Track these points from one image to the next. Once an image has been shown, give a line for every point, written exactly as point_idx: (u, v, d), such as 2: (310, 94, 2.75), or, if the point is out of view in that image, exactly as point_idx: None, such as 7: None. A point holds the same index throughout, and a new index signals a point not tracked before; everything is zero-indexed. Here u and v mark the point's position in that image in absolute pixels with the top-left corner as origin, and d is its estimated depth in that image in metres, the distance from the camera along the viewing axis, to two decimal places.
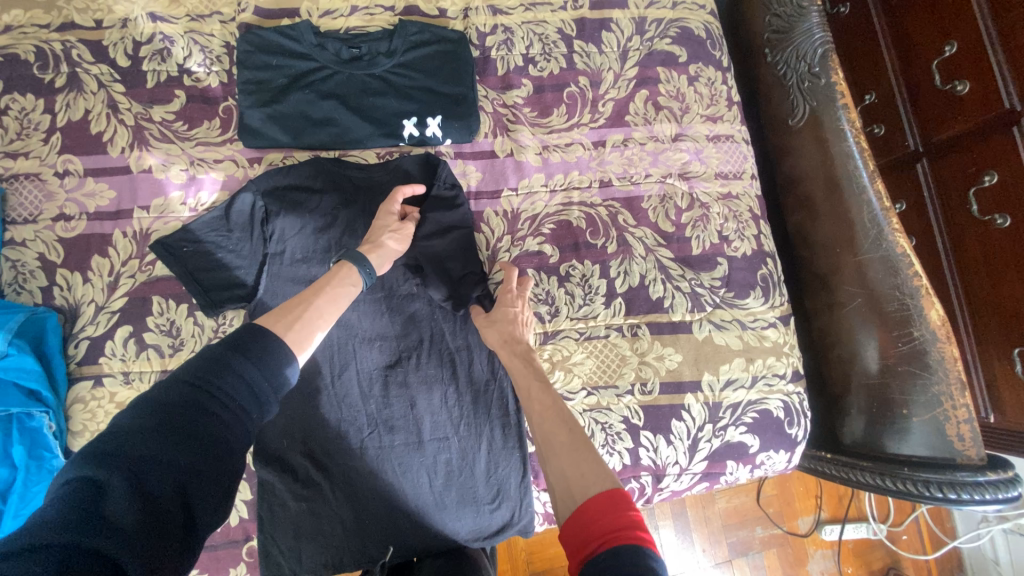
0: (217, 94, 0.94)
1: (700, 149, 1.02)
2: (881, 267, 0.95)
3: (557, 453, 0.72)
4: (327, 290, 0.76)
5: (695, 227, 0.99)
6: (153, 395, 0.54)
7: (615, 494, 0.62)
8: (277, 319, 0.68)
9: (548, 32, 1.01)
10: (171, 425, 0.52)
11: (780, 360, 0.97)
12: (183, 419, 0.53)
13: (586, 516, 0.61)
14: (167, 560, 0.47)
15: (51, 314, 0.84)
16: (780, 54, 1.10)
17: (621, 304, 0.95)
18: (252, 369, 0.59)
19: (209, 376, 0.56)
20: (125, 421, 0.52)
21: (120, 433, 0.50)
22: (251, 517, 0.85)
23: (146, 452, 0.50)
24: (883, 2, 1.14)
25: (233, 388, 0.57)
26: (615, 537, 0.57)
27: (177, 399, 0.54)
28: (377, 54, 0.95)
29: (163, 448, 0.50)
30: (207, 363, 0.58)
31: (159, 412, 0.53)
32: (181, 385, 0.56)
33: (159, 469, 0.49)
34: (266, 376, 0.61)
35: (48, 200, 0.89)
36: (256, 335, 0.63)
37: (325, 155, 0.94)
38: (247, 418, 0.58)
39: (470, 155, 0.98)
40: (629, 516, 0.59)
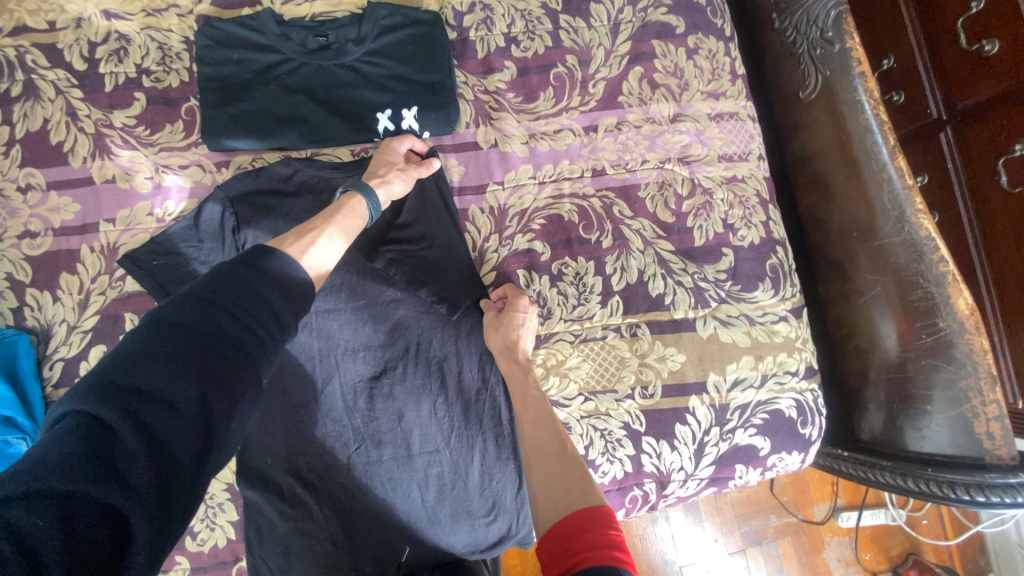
0: (179, 94, 0.88)
1: (702, 129, 0.93)
2: (903, 252, 0.87)
3: (548, 477, 0.67)
4: (339, 221, 0.71)
5: (698, 215, 0.91)
6: (160, 316, 0.48)
7: (605, 512, 0.58)
8: (290, 246, 0.63)
9: (531, 8, 0.93)
10: (182, 348, 0.46)
11: (792, 356, 0.91)
12: (196, 341, 0.47)
13: (569, 530, 0.56)
14: (177, 506, 0.42)
15: (22, 336, 0.81)
16: (789, 20, 1.00)
17: (618, 302, 0.88)
18: (271, 292, 0.54)
19: (228, 298, 0.51)
20: (130, 344, 0.46)
21: (125, 357, 0.44)
22: (239, 537, 0.82)
23: (157, 384, 0.44)
24: None
25: (253, 312, 0.52)
26: (598, 552, 0.52)
27: (189, 320, 0.48)
28: (346, 42, 0.88)
29: (174, 373, 0.45)
30: (220, 282, 0.52)
31: (174, 336, 0.47)
32: (193, 304, 0.50)
33: (170, 403, 0.43)
34: (286, 301, 0.56)
35: (12, 216, 0.85)
36: (273, 259, 0.57)
37: (297, 156, 0.88)
38: (270, 345, 0.53)
39: (451, 147, 0.91)
40: (617, 535, 0.54)
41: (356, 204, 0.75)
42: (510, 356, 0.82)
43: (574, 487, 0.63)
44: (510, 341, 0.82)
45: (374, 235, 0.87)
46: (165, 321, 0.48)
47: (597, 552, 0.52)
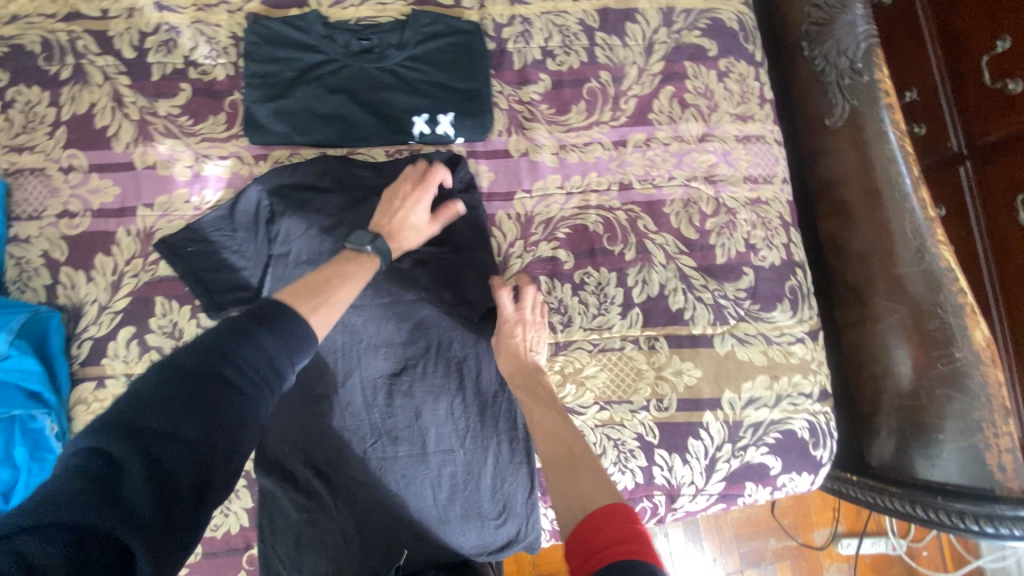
0: (223, 87, 0.91)
1: (729, 150, 0.95)
2: (922, 281, 0.90)
3: (562, 484, 0.68)
4: (352, 278, 0.75)
5: (721, 234, 0.92)
6: (173, 361, 0.54)
7: (620, 508, 0.59)
8: (304, 297, 0.67)
9: (569, 23, 0.96)
10: (188, 392, 0.52)
11: (807, 378, 0.92)
12: (200, 386, 0.53)
13: (586, 533, 0.57)
14: (177, 535, 0.47)
15: (54, 313, 0.82)
16: (818, 48, 1.02)
17: (638, 314, 0.90)
18: (271, 342, 0.59)
19: (227, 347, 0.56)
20: (145, 386, 0.52)
21: (140, 398, 0.51)
22: (252, 525, 0.83)
23: (161, 425, 0.50)
24: None
25: (254, 360, 0.57)
26: (615, 550, 0.53)
27: (196, 366, 0.54)
28: (388, 47, 0.91)
29: (180, 413, 0.50)
30: (227, 332, 0.58)
31: (177, 383, 0.52)
32: (202, 352, 0.55)
33: (173, 444, 0.49)
34: (284, 350, 0.60)
35: (53, 195, 0.88)
36: (276, 310, 0.62)
37: (333, 152, 0.90)
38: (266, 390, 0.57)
39: (483, 153, 0.93)
40: (632, 529, 0.56)
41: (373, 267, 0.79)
42: (529, 362, 0.83)
43: (586, 493, 0.64)
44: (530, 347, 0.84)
45: None
46: (177, 366, 0.54)
47: (613, 551, 0.53)
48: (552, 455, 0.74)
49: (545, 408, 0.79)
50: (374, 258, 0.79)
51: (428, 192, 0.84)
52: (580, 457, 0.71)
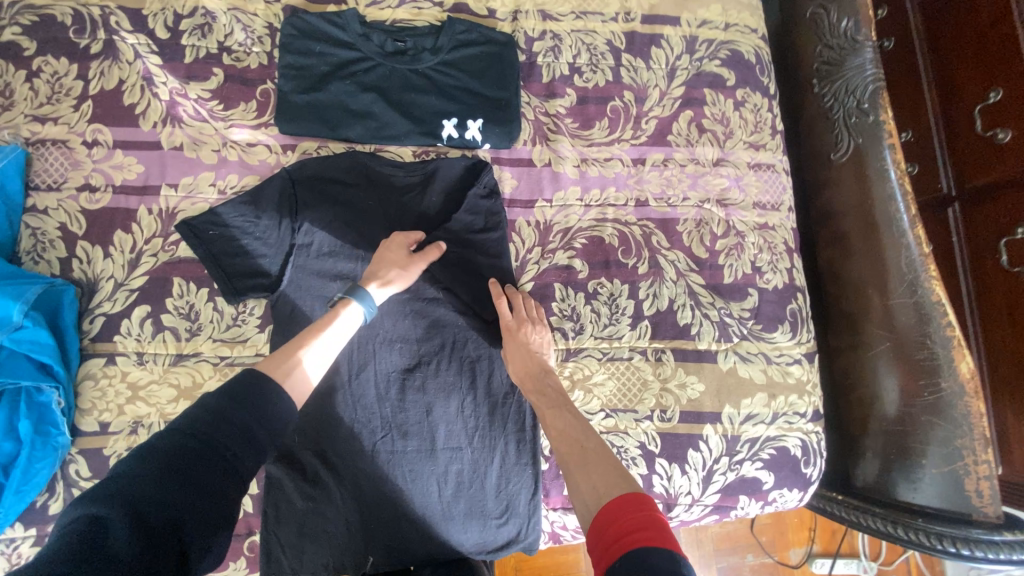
0: (256, 75, 0.91)
1: (741, 176, 0.99)
2: (912, 314, 0.94)
3: (575, 480, 0.70)
4: (330, 330, 0.76)
5: (729, 255, 0.96)
6: (150, 446, 0.54)
7: (634, 497, 0.60)
8: (279, 362, 0.70)
9: (597, 43, 0.99)
10: (173, 464, 0.53)
11: (802, 399, 0.96)
12: (183, 465, 0.53)
13: (602, 526, 0.59)
14: None
15: (68, 287, 0.81)
16: (828, 86, 1.08)
17: (647, 326, 0.93)
18: (253, 417, 0.60)
19: (212, 417, 0.58)
20: (121, 473, 0.52)
21: (118, 486, 0.50)
22: (256, 512, 0.83)
23: (147, 490, 0.51)
24: (927, 31, 1.10)
25: (235, 439, 0.57)
26: (630, 540, 0.55)
27: (178, 448, 0.54)
28: (422, 50, 0.93)
29: (164, 496, 0.51)
30: (206, 412, 0.58)
31: (165, 452, 0.54)
32: (182, 434, 0.56)
33: (161, 506, 0.50)
34: (271, 417, 0.63)
35: (74, 168, 0.87)
36: (256, 382, 0.63)
37: (362, 148, 0.92)
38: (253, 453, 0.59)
39: (507, 161, 0.95)
40: (647, 516, 0.57)
41: (355, 312, 0.80)
42: (543, 362, 0.85)
43: (600, 486, 0.65)
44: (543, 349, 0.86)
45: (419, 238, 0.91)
46: (155, 451, 0.54)
47: (628, 540, 0.55)
48: (564, 452, 0.75)
49: (556, 408, 0.80)
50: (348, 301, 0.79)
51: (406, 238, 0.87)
52: (590, 450, 0.73)
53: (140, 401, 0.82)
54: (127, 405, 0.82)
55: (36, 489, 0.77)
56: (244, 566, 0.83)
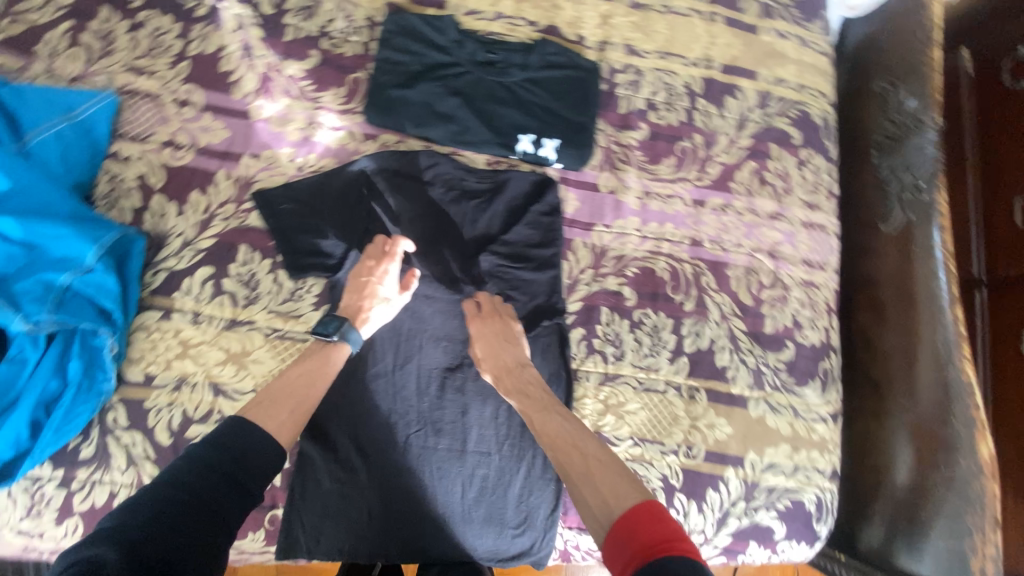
0: (350, 63, 0.95)
1: (794, 232, 1.02)
2: (936, 391, 0.97)
3: (580, 491, 0.72)
4: (320, 373, 0.80)
5: (773, 306, 0.99)
6: (138, 499, 0.58)
7: (648, 508, 0.65)
8: (267, 410, 0.73)
9: (675, 84, 1.03)
10: (162, 507, 0.57)
11: (822, 455, 0.98)
12: (172, 508, 0.58)
13: (624, 537, 0.63)
14: None
15: (139, 238, 0.83)
16: (886, 159, 1.12)
17: (685, 363, 0.94)
18: (237, 462, 0.65)
19: (198, 464, 0.63)
20: (115, 519, 0.55)
21: (110, 534, 0.53)
22: (282, 486, 0.83)
23: (139, 530, 0.54)
24: (981, 118, 1.13)
25: (224, 491, 0.62)
26: (653, 552, 0.60)
27: (168, 498, 0.58)
28: (510, 65, 0.98)
29: (157, 538, 0.55)
30: (193, 462, 0.63)
31: (153, 498, 0.58)
32: (172, 486, 0.60)
33: (151, 546, 0.54)
34: (253, 464, 0.67)
35: (161, 123, 0.89)
36: (242, 434, 0.68)
37: (438, 148, 0.95)
38: (236, 497, 0.63)
39: (574, 182, 0.97)
40: (666, 528, 0.62)
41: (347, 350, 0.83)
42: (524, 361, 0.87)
43: (607, 496, 0.69)
44: (519, 341, 0.88)
45: (482, 241, 0.94)
46: (145, 503, 0.57)
47: (652, 552, 0.60)
48: (562, 458, 0.77)
49: (544, 410, 0.82)
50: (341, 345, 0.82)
51: (394, 263, 0.87)
52: (592, 460, 0.75)
53: (188, 359, 0.83)
54: (175, 361, 0.82)
55: (73, 431, 0.77)
56: (262, 538, 0.82)
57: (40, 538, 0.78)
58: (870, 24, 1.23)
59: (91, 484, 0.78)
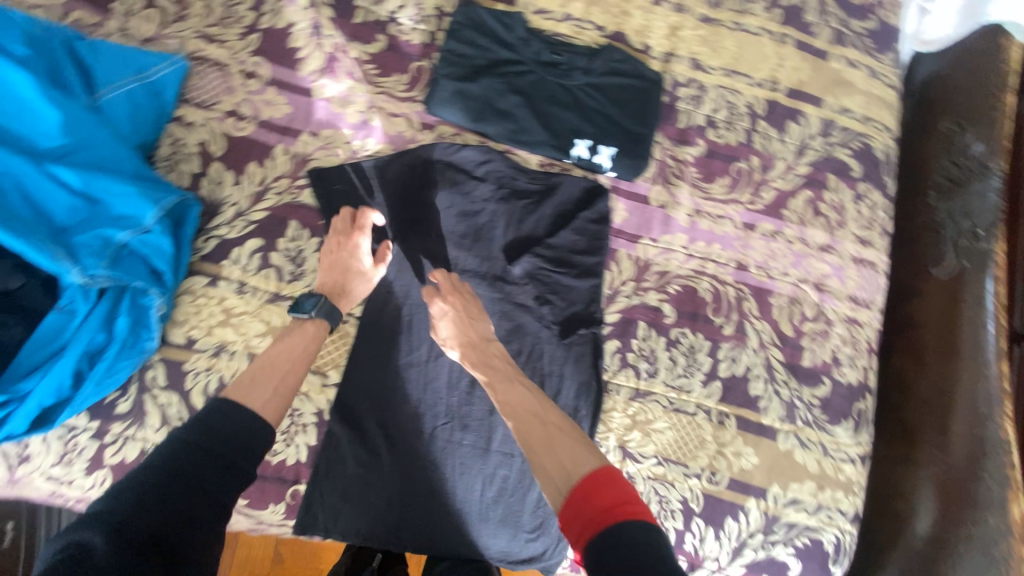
0: (416, 51, 0.95)
1: (843, 267, 1.00)
2: (967, 446, 0.94)
3: (541, 458, 0.74)
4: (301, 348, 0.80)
5: (813, 339, 0.97)
6: (126, 481, 0.60)
7: (606, 472, 0.68)
8: (250, 386, 0.72)
9: (738, 103, 1.02)
10: (147, 492, 0.59)
11: (847, 497, 0.96)
12: (157, 493, 0.59)
13: (582, 499, 0.66)
14: None
15: (196, 204, 0.84)
16: (945, 202, 1.08)
17: (718, 387, 0.93)
18: (223, 444, 0.65)
19: (182, 449, 0.63)
20: (106, 501, 0.58)
21: (98, 518, 0.56)
22: (308, 463, 0.82)
23: (124, 515, 0.57)
24: None
25: (207, 472, 0.63)
26: (611, 515, 0.63)
27: (150, 482, 0.60)
28: (574, 68, 0.97)
29: (141, 523, 0.57)
30: (178, 445, 0.63)
31: (140, 483, 0.60)
32: (158, 470, 0.61)
33: (137, 530, 0.56)
34: (239, 445, 0.67)
35: (227, 93, 0.90)
36: (226, 415, 0.68)
37: (493, 145, 0.94)
38: (223, 480, 0.64)
39: (624, 192, 0.96)
40: (619, 490, 0.66)
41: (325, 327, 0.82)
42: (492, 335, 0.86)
43: (567, 464, 0.71)
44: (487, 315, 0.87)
45: (526, 241, 0.92)
46: (132, 486, 0.59)
47: (611, 515, 0.63)
48: (524, 427, 0.77)
49: (507, 381, 0.82)
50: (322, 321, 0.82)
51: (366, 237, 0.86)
52: (554, 432, 0.76)
53: (230, 327, 0.84)
54: (217, 328, 0.83)
55: (113, 385, 0.78)
56: (281, 512, 0.82)
57: (69, 485, 0.80)
58: (941, 62, 1.19)
59: (124, 439, 0.79)
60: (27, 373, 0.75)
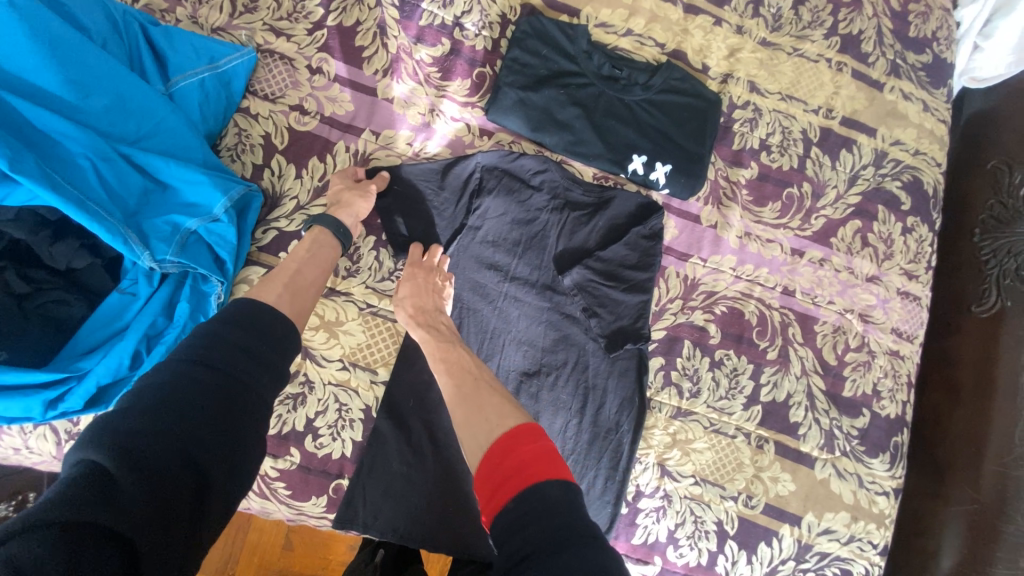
0: (479, 58, 0.96)
1: (888, 298, 1.00)
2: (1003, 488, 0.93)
3: (464, 410, 0.70)
4: (306, 253, 0.77)
5: (856, 369, 0.97)
6: (135, 393, 0.51)
7: (527, 429, 0.63)
8: (267, 289, 0.68)
9: (793, 128, 1.02)
10: (164, 399, 0.50)
11: (878, 529, 0.95)
12: (177, 399, 0.51)
13: (494, 462, 0.61)
14: (178, 530, 0.46)
15: (258, 195, 0.85)
16: (989, 240, 1.07)
17: (758, 412, 0.93)
18: (250, 343, 0.58)
19: (201, 351, 0.55)
20: (112, 414, 0.49)
21: (106, 429, 0.47)
22: (352, 458, 0.83)
23: (138, 425, 0.48)
24: None
25: (241, 373, 0.55)
26: (525, 474, 0.58)
27: (170, 386, 0.51)
28: (634, 83, 0.97)
29: (161, 431, 0.48)
30: (197, 347, 0.55)
31: (150, 392, 0.50)
32: (175, 374, 0.52)
33: (156, 441, 0.47)
34: (268, 347, 0.59)
35: (293, 87, 0.91)
36: (247, 310, 0.61)
37: (549, 155, 0.96)
38: (254, 384, 0.56)
39: (676, 210, 0.97)
40: (537, 447, 0.61)
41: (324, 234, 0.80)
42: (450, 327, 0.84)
43: (491, 417, 0.67)
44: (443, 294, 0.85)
45: (576, 253, 0.93)
46: (144, 392, 0.51)
47: (524, 475, 0.58)
48: (455, 381, 0.75)
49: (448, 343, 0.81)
50: (323, 229, 0.80)
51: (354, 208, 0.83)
52: (482, 383, 0.74)
53: None
54: None
55: None
56: (322, 505, 0.83)
57: None
58: (987, 99, 1.19)
59: None
60: (86, 353, 0.76)
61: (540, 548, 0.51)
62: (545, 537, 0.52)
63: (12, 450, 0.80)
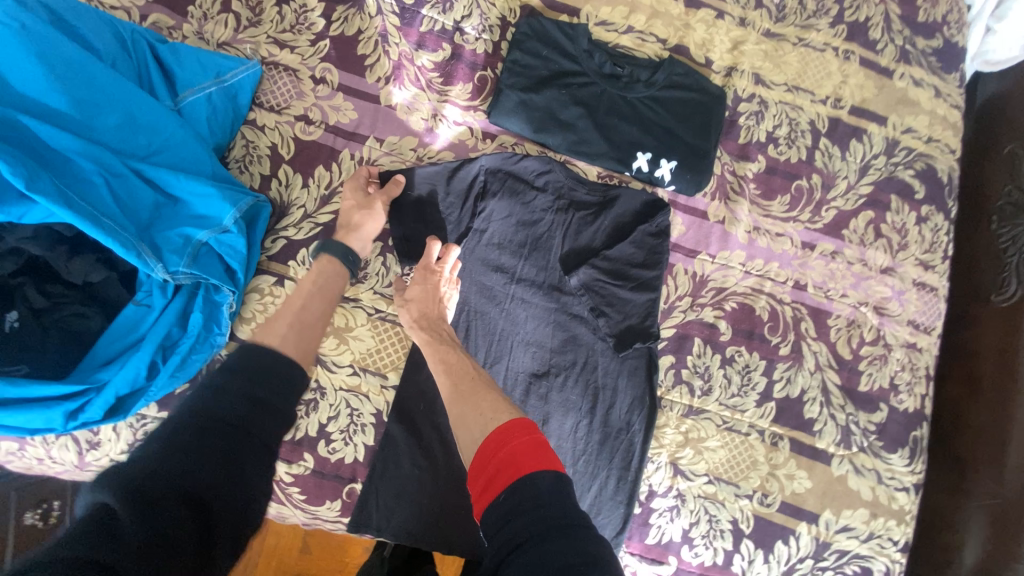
0: (480, 61, 0.96)
1: (903, 290, 0.98)
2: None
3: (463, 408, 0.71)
4: (314, 288, 0.79)
5: (871, 363, 0.95)
6: (148, 439, 0.52)
7: (521, 423, 0.64)
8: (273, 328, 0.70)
9: (800, 120, 1.01)
10: (173, 443, 0.52)
11: (899, 526, 0.93)
12: (186, 443, 0.52)
13: (487, 456, 0.62)
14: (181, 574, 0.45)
15: (266, 204, 0.86)
16: (1008, 227, 1.04)
17: (772, 409, 0.92)
18: (258, 385, 0.59)
19: (211, 396, 0.57)
20: (126, 460, 0.50)
21: (119, 474, 0.48)
22: (365, 462, 0.84)
23: (150, 469, 0.49)
24: None
25: (247, 415, 0.56)
26: (516, 466, 0.58)
27: (182, 430, 0.53)
28: (636, 80, 0.97)
29: (170, 475, 0.49)
30: (206, 393, 0.57)
31: (163, 437, 0.52)
32: (186, 420, 0.54)
33: (165, 485, 0.48)
34: (274, 389, 0.61)
35: (297, 97, 0.92)
36: (255, 353, 0.63)
37: (553, 156, 0.96)
38: (260, 426, 0.57)
39: (682, 207, 0.97)
40: (529, 440, 0.62)
41: (332, 267, 0.81)
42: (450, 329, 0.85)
43: (487, 413, 0.68)
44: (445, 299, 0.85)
45: (583, 252, 0.93)
46: (156, 437, 0.53)
47: (516, 467, 0.59)
48: (453, 381, 0.76)
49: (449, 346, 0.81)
50: (330, 259, 0.82)
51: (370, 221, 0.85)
52: (482, 384, 0.74)
53: None
54: None
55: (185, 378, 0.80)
56: (337, 509, 0.84)
57: None
58: (1002, 82, 1.16)
59: None
60: (105, 364, 0.78)
61: (532, 536, 0.52)
62: (537, 526, 0.52)
63: (37, 460, 0.82)
